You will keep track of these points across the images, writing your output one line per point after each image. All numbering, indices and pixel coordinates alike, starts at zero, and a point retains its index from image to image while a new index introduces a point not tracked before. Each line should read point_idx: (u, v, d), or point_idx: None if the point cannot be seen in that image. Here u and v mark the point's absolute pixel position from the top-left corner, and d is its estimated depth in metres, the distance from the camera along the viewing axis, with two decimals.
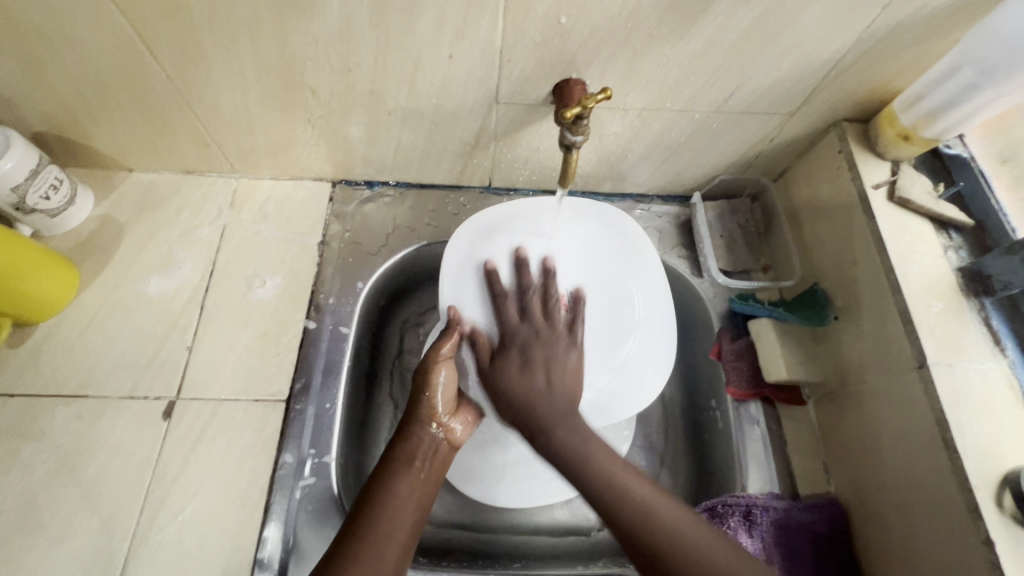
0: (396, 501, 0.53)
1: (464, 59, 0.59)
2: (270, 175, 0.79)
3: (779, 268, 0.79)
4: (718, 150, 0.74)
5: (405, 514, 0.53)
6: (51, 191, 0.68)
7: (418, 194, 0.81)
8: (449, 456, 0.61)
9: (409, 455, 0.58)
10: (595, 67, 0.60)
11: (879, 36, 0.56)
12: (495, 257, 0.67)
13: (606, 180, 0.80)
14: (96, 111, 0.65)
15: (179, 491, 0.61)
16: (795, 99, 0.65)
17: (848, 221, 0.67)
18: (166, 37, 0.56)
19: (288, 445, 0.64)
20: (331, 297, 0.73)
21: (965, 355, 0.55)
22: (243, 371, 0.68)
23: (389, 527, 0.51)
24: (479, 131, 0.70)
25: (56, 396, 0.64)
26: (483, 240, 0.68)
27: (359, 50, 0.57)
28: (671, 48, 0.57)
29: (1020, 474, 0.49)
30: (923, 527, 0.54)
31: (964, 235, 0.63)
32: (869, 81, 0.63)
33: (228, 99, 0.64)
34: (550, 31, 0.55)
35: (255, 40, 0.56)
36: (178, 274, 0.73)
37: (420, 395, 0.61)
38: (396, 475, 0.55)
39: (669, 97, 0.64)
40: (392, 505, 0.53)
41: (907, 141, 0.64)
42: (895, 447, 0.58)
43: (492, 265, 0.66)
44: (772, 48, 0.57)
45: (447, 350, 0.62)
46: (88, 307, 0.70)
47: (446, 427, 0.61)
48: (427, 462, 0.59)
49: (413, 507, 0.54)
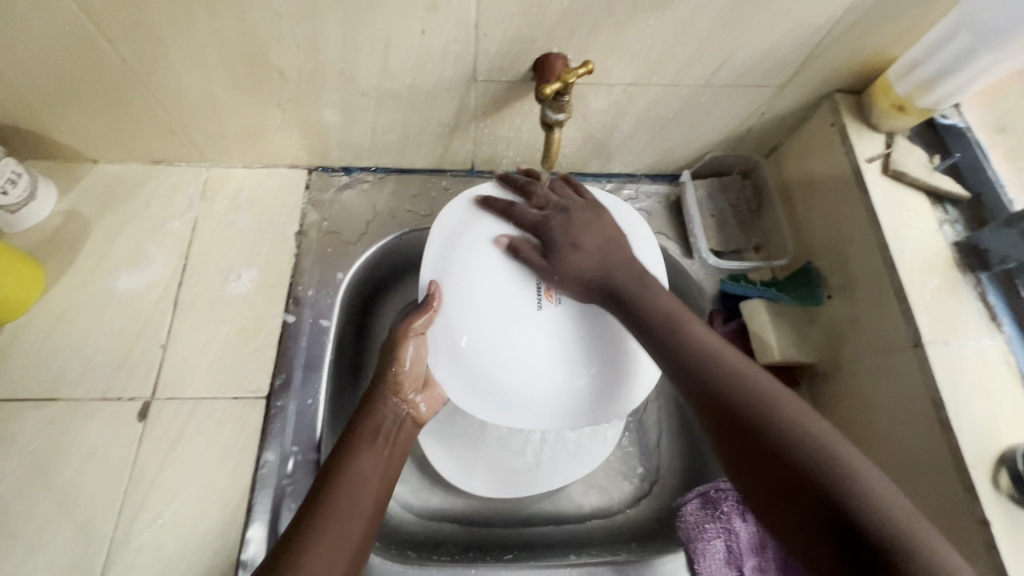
0: (359, 478, 0.55)
1: (437, 34, 0.55)
2: (242, 163, 0.75)
3: (771, 247, 0.77)
4: (708, 127, 0.71)
5: (366, 491, 0.55)
6: (8, 185, 0.65)
7: (397, 180, 0.78)
8: (411, 432, 0.63)
9: (373, 430, 0.59)
10: (576, 41, 0.57)
11: (874, 1, 0.53)
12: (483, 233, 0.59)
13: (592, 160, 0.78)
14: (51, 100, 0.61)
15: (158, 494, 0.59)
16: (787, 70, 0.62)
17: (842, 196, 0.65)
18: (117, 17, 0.52)
19: (270, 443, 0.62)
20: (310, 289, 0.71)
21: (961, 332, 0.54)
22: (221, 368, 0.66)
23: (348, 501, 0.53)
24: (459, 111, 0.67)
25: (25, 401, 0.62)
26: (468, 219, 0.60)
27: (325, 27, 0.54)
28: (656, 18, 0.54)
29: (1017, 452, 0.48)
30: (918, 505, 0.53)
31: (959, 208, 0.62)
32: (863, 49, 0.60)
33: (191, 83, 0.61)
34: (527, 1, 0.52)
35: (213, 17, 0.53)
36: (148, 269, 0.70)
37: (388, 369, 0.61)
38: (357, 451, 0.57)
39: (655, 71, 0.61)
40: (353, 481, 0.54)
41: (901, 112, 0.62)
42: (889, 427, 0.57)
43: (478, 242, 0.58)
44: (762, 16, 0.55)
45: (420, 325, 0.58)
46: (56, 306, 0.67)
47: (412, 403, 0.63)
48: (389, 436, 0.60)
49: (376, 485, 0.56)
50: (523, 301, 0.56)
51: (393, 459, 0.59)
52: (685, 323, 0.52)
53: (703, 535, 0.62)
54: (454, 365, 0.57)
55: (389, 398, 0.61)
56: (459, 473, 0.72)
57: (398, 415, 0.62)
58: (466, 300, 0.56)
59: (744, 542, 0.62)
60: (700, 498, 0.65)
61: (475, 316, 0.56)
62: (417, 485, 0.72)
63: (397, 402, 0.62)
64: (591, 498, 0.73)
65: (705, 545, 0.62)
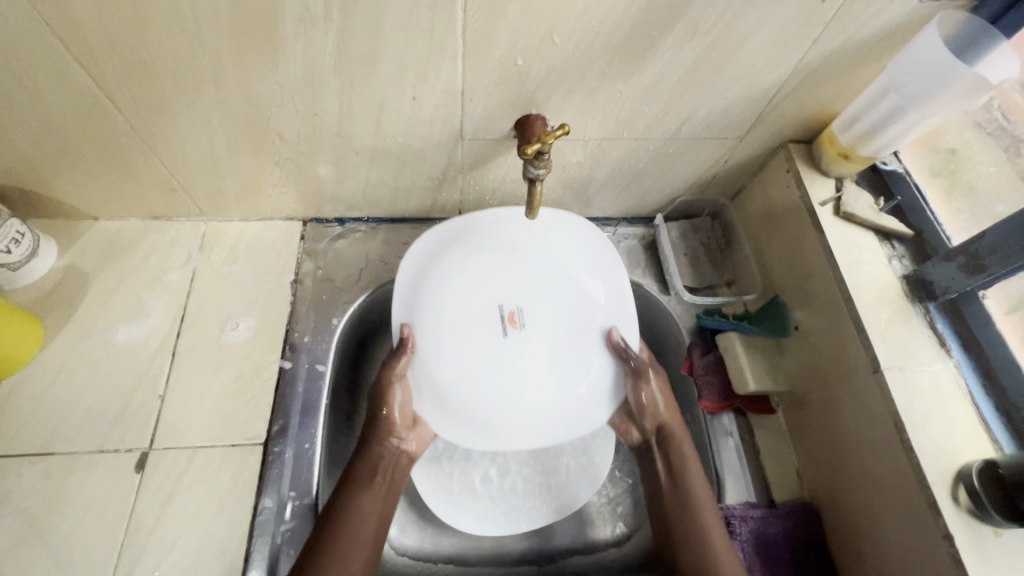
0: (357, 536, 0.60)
1: (427, 100, 0.61)
2: (239, 216, 0.79)
3: (742, 282, 0.83)
4: (677, 174, 0.77)
5: (365, 529, 0.61)
6: (12, 244, 0.67)
7: (389, 228, 0.83)
8: (406, 467, 0.68)
9: (369, 469, 0.65)
10: (553, 103, 0.62)
11: (813, 66, 0.61)
12: (451, 273, 0.67)
13: (572, 206, 0.83)
14: (57, 163, 0.65)
15: (155, 545, 0.60)
16: (744, 124, 0.69)
17: (800, 236, 0.71)
18: (129, 89, 0.56)
19: (268, 489, 0.63)
20: (306, 335, 0.73)
21: (914, 358, 0.59)
22: (219, 417, 0.67)
23: (347, 543, 0.59)
24: (447, 166, 0.72)
25: (20, 456, 0.62)
26: (428, 270, 0.68)
27: (324, 96, 0.59)
28: (624, 83, 0.60)
29: (972, 469, 0.52)
30: (889, 524, 0.56)
31: (905, 244, 0.68)
32: (809, 105, 0.67)
33: (195, 146, 0.65)
34: (508, 71, 0.58)
35: (220, 89, 0.57)
36: (147, 321, 0.72)
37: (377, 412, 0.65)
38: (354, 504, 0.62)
39: (625, 128, 0.67)
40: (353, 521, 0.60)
41: (846, 160, 0.68)
42: (858, 450, 0.61)
43: (446, 286, 0.67)
44: (717, 80, 0.61)
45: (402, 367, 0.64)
46: (54, 360, 0.68)
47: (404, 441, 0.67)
48: (386, 476, 0.66)
49: (373, 522, 0.62)
50: (490, 328, 0.65)
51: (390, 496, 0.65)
52: (709, 544, 0.62)
53: None
54: (439, 412, 0.65)
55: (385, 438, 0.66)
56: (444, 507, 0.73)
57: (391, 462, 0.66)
58: (439, 342, 0.65)
59: None
60: None
61: (452, 348, 0.65)
62: (412, 528, 0.73)
63: (392, 442, 0.67)
64: (583, 533, 0.75)
65: None
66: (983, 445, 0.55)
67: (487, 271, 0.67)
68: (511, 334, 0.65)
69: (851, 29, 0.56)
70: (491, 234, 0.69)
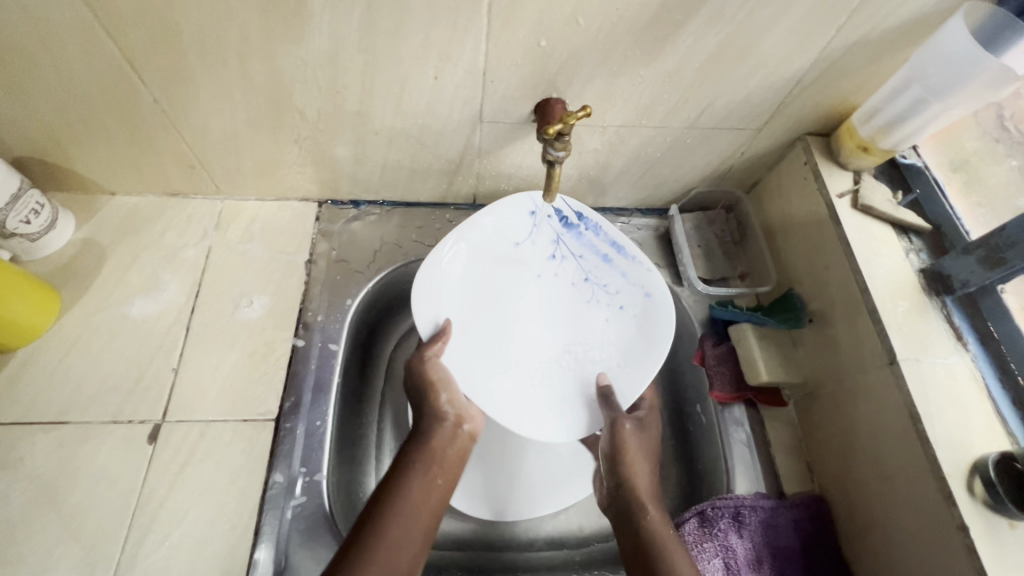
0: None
1: (448, 80, 0.61)
2: (255, 196, 0.79)
3: (755, 275, 0.83)
4: (694, 163, 0.77)
5: (415, 523, 0.53)
6: (31, 215, 0.67)
7: (403, 212, 0.83)
8: (465, 448, 0.62)
9: (424, 455, 0.59)
10: (574, 87, 0.63)
11: (836, 56, 0.60)
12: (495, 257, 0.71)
13: (587, 196, 0.83)
14: (79, 134, 0.65)
15: (166, 515, 0.60)
16: (763, 115, 0.69)
17: (816, 227, 0.71)
18: (154, 60, 0.57)
19: (278, 465, 0.64)
20: (319, 315, 0.74)
21: (931, 351, 0.59)
22: (231, 392, 0.67)
23: (393, 536, 0.52)
24: (464, 149, 0.72)
25: (35, 424, 0.63)
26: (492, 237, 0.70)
27: (346, 73, 0.59)
28: (646, 68, 0.60)
29: (989, 460, 0.52)
30: (902, 515, 0.56)
31: (923, 238, 0.68)
32: (829, 97, 0.67)
33: (215, 121, 0.65)
34: (531, 53, 0.58)
35: (244, 62, 0.58)
36: (162, 296, 0.72)
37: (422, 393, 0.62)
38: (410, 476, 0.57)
39: (644, 115, 0.67)
40: (397, 516, 0.53)
41: (866, 152, 0.68)
42: (871, 440, 0.61)
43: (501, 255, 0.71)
44: (739, 67, 0.61)
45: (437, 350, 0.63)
46: (68, 331, 0.69)
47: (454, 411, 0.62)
48: (442, 462, 0.59)
49: (426, 513, 0.55)
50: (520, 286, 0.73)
51: (442, 478, 0.58)
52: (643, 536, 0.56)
53: (702, 557, 0.62)
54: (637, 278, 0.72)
55: (435, 419, 0.61)
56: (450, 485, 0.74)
57: (427, 494, 0.56)
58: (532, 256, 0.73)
59: (741, 558, 0.62)
60: (697, 518, 0.65)
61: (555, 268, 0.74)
62: None
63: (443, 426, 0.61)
64: (591, 520, 0.76)
65: (705, 565, 0.61)
66: (1000, 438, 0.55)
67: (494, 280, 0.72)
68: (537, 265, 0.73)
69: (876, 18, 0.56)
70: (470, 249, 0.69)
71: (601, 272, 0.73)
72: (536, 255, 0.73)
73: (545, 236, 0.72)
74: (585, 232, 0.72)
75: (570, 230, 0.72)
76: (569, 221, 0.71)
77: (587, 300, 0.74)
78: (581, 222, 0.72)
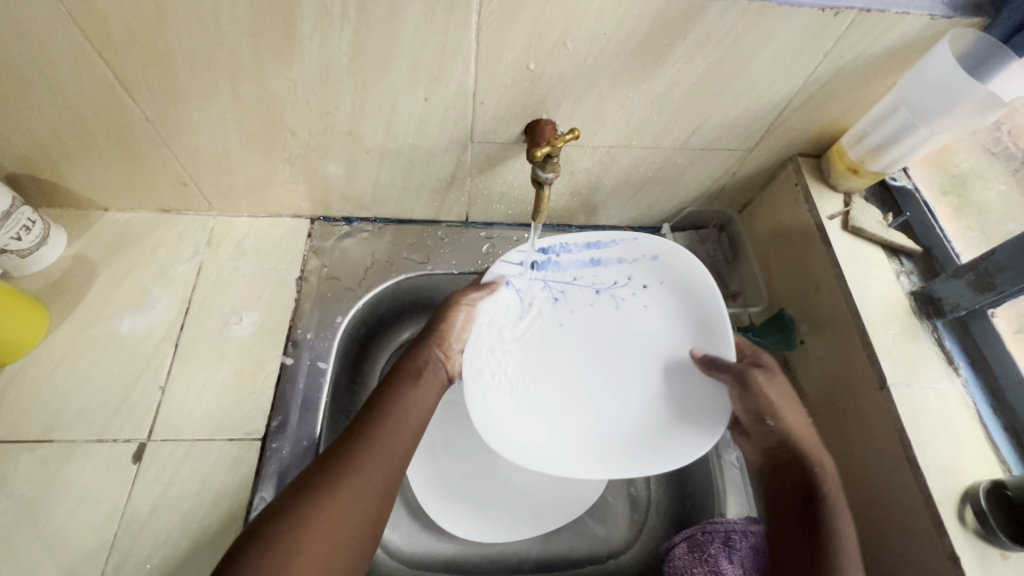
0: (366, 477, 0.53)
1: (438, 101, 0.61)
2: (248, 213, 0.79)
3: (747, 294, 0.83)
4: (686, 182, 0.77)
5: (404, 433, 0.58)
6: (22, 231, 0.68)
7: (396, 229, 0.83)
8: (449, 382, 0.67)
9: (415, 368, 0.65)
10: (563, 109, 0.63)
11: (825, 79, 0.61)
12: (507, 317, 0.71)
13: (579, 214, 0.83)
14: (71, 151, 0.65)
15: (148, 537, 0.59)
16: (754, 136, 0.69)
17: (807, 248, 0.71)
18: (147, 81, 0.57)
19: (263, 485, 0.63)
20: (309, 332, 0.73)
21: (921, 375, 0.58)
22: (218, 411, 0.67)
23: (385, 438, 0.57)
24: (455, 168, 0.72)
25: (19, 443, 0.62)
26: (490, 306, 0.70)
27: (337, 95, 0.60)
28: (635, 90, 0.61)
29: (980, 489, 0.51)
30: (895, 542, 0.55)
31: (914, 261, 0.68)
32: (819, 119, 0.67)
33: (208, 139, 0.66)
34: (520, 75, 0.58)
35: (236, 83, 0.58)
36: (151, 313, 0.72)
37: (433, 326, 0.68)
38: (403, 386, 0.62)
39: (634, 136, 0.68)
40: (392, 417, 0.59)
41: (855, 174, 0.69)
42: (862, 466, 0.60)
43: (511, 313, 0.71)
44: (728, 90, 0.61)
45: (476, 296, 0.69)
46: (57, 348, 0.68)
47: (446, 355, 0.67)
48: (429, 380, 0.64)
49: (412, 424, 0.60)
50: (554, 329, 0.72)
51: (430, 399, 0.63)
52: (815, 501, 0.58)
53: None
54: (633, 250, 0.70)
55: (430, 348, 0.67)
56: (442, 506, 0.73)
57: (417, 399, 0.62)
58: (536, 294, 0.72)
59: None
60: (687, 542, 0.68)
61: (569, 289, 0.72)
62: (411, 529, 0.72)
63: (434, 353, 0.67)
64: (582, 541, 0.75)
65: None
66: (991, 465, 0.55)
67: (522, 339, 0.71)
68: (552, 313, 0.72)
69: (863, 44, 0.56)
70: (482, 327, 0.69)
71: (606, 270, 0.71)
72: (547, 307, 0.72)
73: (535, 288, 0.72)
74: (559, 258, 0.70)
75: (548, 266, 0.71)
76: (540, 262, 0.70)
77: (614, 304, 0.72)
78: (550, 254, 0.70)
